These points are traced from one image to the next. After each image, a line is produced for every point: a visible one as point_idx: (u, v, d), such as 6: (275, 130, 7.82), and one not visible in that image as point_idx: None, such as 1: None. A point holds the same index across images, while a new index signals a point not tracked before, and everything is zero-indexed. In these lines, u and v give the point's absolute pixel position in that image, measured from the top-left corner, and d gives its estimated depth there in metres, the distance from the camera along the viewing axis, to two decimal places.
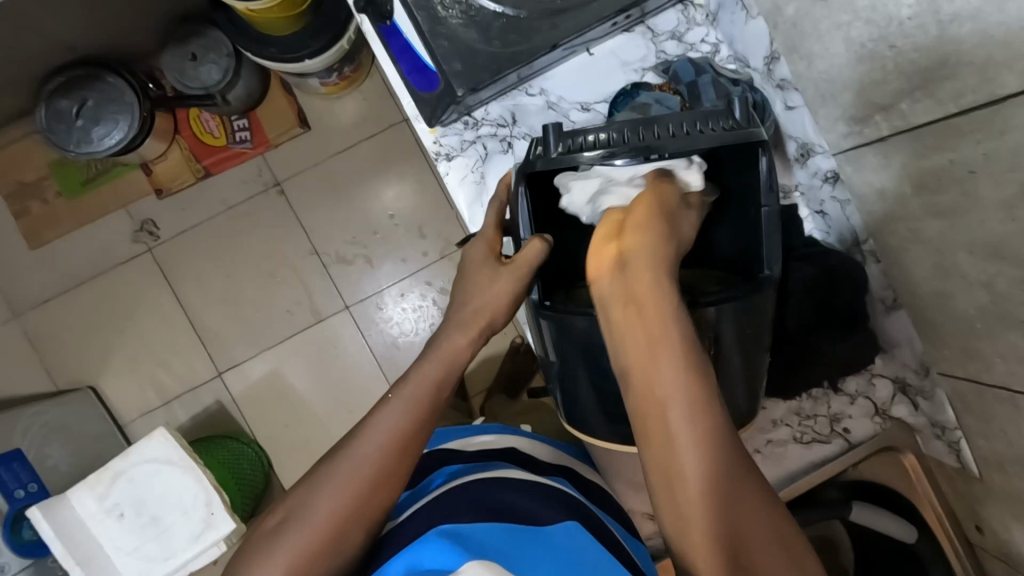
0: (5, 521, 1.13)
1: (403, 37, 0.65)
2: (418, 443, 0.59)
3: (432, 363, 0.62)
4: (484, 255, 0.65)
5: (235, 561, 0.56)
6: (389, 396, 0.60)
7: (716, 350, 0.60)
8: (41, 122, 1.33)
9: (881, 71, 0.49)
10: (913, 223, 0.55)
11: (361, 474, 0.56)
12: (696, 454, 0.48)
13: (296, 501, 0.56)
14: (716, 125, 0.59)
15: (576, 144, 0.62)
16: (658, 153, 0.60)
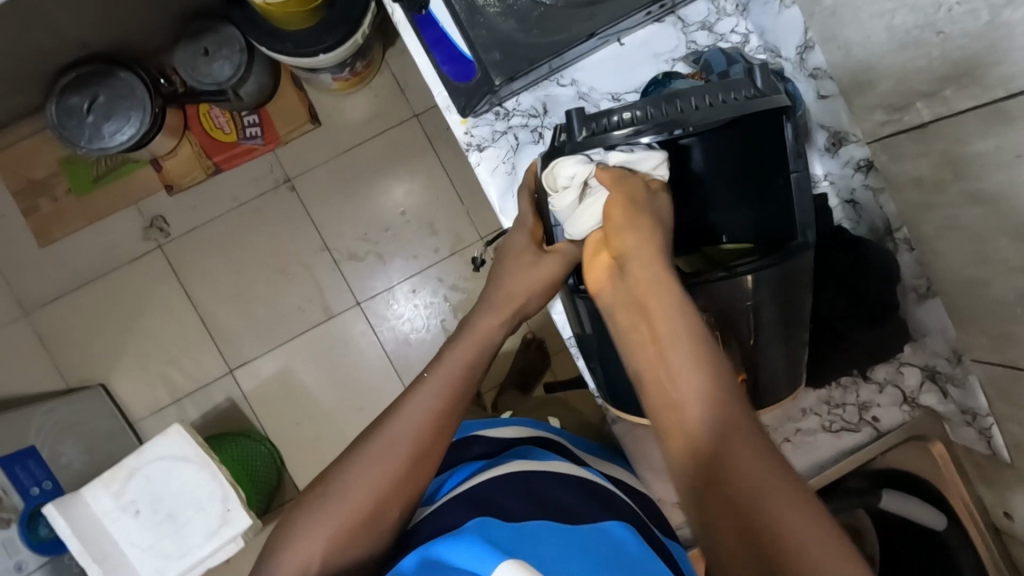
0: (19, 519, 1.13)
1: (438, 28, 0.67)
2: (452, 424, 0.60)
3: (468, 343, 0.62)
4: (524, 243, 0.64)
5: (278, 530, 0.58)
6: (425, 376, 0.60)
7: (753, 324, 0.61)
8: (51, 117, 1.31)
9: (925, 57, 0.50)
10: (952, 210, 0.55)
11: (398, 453, 0.57)
12: (710, 416, 0.45)
13: (336, 474, 0.58)
14: (743, 95, 0.58)
15: (603, 125, 0.60)
16: (683, 127, 0.57)
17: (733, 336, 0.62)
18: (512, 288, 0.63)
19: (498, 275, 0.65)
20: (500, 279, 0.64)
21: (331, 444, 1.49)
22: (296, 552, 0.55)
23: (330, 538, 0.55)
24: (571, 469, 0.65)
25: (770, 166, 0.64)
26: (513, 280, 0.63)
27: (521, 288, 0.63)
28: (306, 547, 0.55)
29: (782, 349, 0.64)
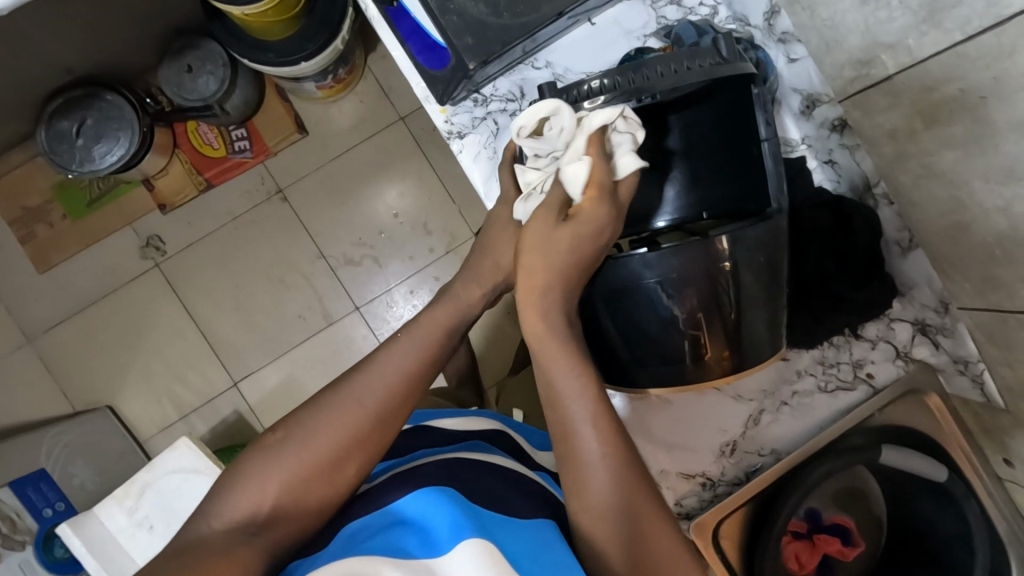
0: (35, 540, 1.15)
1: (411, 19, 0.68)
2: (421, 386, 0.58)
3: (443, 310, 0.62)
4: (506, 216, 0.65)
5: (228, 472, 0.54)
6: (400, 335, 0.59)
7: (736, 304, 0.61)
8: (42, 144, 1.33)
9: (885, 9, 0.51)
10: (926, 158, 0.56)
11: (364, 405, 0.55)
12: (614, 472, 0.51)
13: (298, 420, 0.55)
14: (709, 61, 0.59)
15: (574, 96, 0.62)
16: (649, 94, 0.58)
17: (716, 313, 0.61)
18: (497, 260, 0.63)
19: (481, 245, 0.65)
20: (484, 252, 0.64)
21: None
22: (245, 496, 0.51)
23: (284, 483, 0.52)
24: (521, 467, 0.64)
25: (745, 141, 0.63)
26: (503, 253, 0.63)
27: (507, 261, 0.63)
28: (257, 491, 0.52)
29: (763, 320, 0.63)
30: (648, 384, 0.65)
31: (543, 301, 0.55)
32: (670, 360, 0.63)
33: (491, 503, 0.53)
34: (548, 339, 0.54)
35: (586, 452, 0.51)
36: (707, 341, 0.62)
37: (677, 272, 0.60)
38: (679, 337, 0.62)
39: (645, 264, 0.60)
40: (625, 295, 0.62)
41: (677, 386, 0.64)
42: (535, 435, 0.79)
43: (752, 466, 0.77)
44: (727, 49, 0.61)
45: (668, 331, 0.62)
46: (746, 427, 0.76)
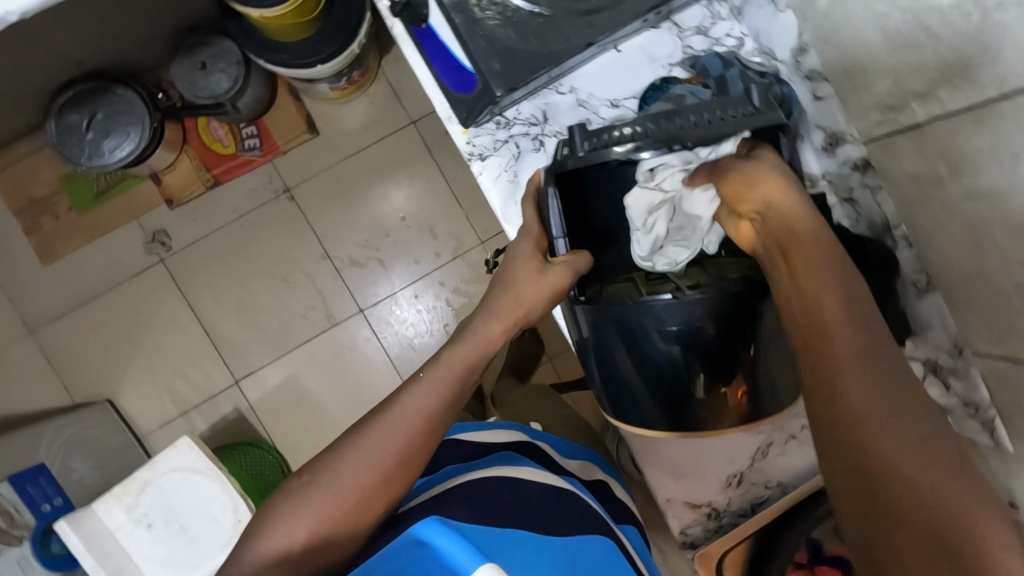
0: (32, 535, 1.14)
1: (438, 40, 0.67)
2: (445, 423, 0.58)
3: (467, 346, 0.62)
4: (529, 249, 0.65)
5: (259, 516, 0.55)
6: (421, 375, 0.59)
7: (756, 347, 0.59)
8: (52, 136, 1.32)
9: (918, 58, 0.51)
10: (949, 205, 0.56)
11: (389, 444, 0.55)
12: (868, 418, 0.41)
13: (324, 462, 0.56)
14: (743, 111, 0.60)
15: (604, 140, 0.62)
16: (681, 144, 0.60)
17: (734, 353, 0.59)
18: (518, 295, 0.63)
19: (500, 277, 0.66)
20: (505, 285, 0.65)
21: None
22: (276, 537, 0.52)
23: (312, 524, 0.52)
24: (555, 480, 0.67)
25: None
26: (522, 287, 0.63)
27: (528, 296, 0.63)
28: (286, 534, 0.52)
29: (783, 363, 0.61)
30: (663, 424, 0.63)
31: (803, 251, 0.51)
32: (688, 402, 0.61)
33: (522, 523, 0.56)
34: (818, 290, 0.48)
35: (832, 397, 0.44)
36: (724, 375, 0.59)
37: (703, 320, 0.58)
38: (696, 372, 0.59)
39: (669, 311, 0.58)
40: (642, 333, 0.60)
41: (691, 428, 0.62)
42: (560, 443, 0.82)
43: (758, 497, 0.78)
44: (761, 98, 0.61)
45: (685, 371, 0.60)
46: (754, 459, 0.77)
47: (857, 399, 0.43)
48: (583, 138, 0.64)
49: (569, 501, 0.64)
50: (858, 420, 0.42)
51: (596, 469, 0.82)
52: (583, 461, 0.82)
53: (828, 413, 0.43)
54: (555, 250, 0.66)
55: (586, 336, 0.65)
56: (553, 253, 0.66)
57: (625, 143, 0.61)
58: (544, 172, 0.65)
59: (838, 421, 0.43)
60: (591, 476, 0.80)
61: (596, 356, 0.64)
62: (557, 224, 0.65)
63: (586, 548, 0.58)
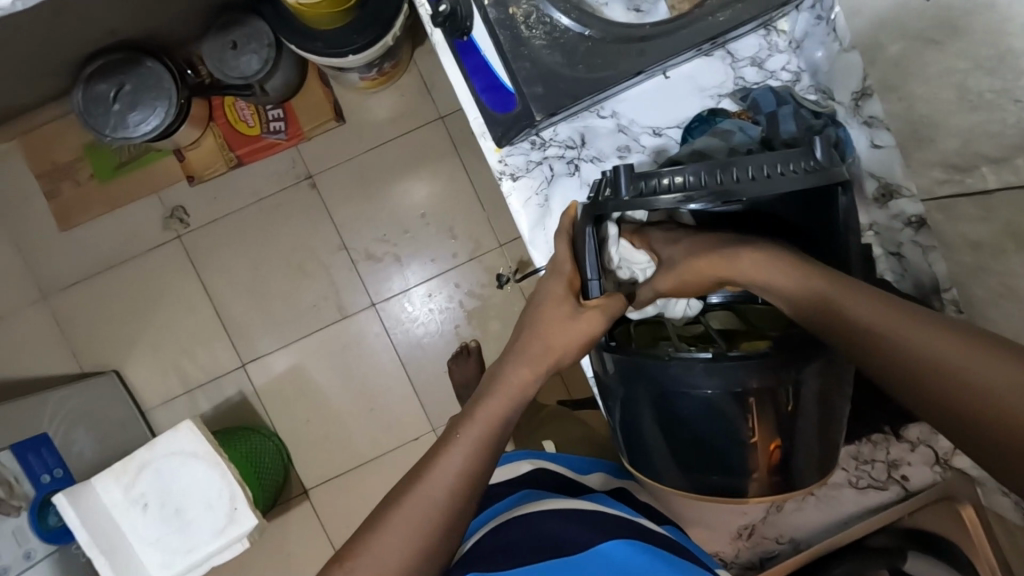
0: (30, 507, 1.12)
1: (479, 56, 0.65)
2: (483, 486, 0.55)
3: (501, 399, 0.57)
4: (561, 291, 0.62)
5: None
6: (456, 436, 0.55)
7: (795, 405, 0.56)
8: (78, 105, 1.30)
9: (997, 122, 0.47)
10: (1009, 278, 0.52)
11: (426, 517, 0.51)
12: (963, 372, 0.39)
13: (358, 546, 0.51)
14: (804, 167, 0.54)
15: (648, 187, 0.57)
16: (737, 197, 0.54)
17: (770, 408, 0.55)
18: (552, 342, 0.59)
19: (527, 322, 0.62)
20: (538, 331, 0.60)
21: (342, 444, 1.49)
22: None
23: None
24: (580, 502, 0.67)
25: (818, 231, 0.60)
26: (555, 334, 0.59)
27: (561, 343, 0.59)
28: None
29: (819, 424, 0.57)
30: (686, 482, 0.60)
31: (804, 270, 0.52)
32: (716, 464, 0.58)
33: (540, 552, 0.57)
34: (845, 295, 0.48)
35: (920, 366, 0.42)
36: (755, 429, 0.56)
37: (741, 383, 0.54)
38: (730, 430, 0.56)
39: (703, 371, 0.55)
40: (676, 392, 0.57)
41: (720, 490, 0.59)
42: (575, 460, 0.79)
43: (768, 553, 0.80)
44: (825, 149, 0.55)
45: (718, 431, 0.57)
46: (768, 513, 0.77)
47: (953, 373, 0.40)
48: (627, 180, 0.58)
49: (590, 513, 0.64)
50: (972, 391, 0.38)
51: (615, 479, 0.78)
52: (600, 475, 0.78)
53: (921, 391, 0.41)
54: (588, 291, 0.64)
55: (612, 381, 0.62)
56: (586, 294, 0.63)
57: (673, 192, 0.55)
58: (582, 211, 0.62)
59: (936, 391, 0.40)
60: (612, 487, 0.76)
61: (621, 404, 0.62)
62: (593, 263, 0.63)
63: (612, 549, 0.59)
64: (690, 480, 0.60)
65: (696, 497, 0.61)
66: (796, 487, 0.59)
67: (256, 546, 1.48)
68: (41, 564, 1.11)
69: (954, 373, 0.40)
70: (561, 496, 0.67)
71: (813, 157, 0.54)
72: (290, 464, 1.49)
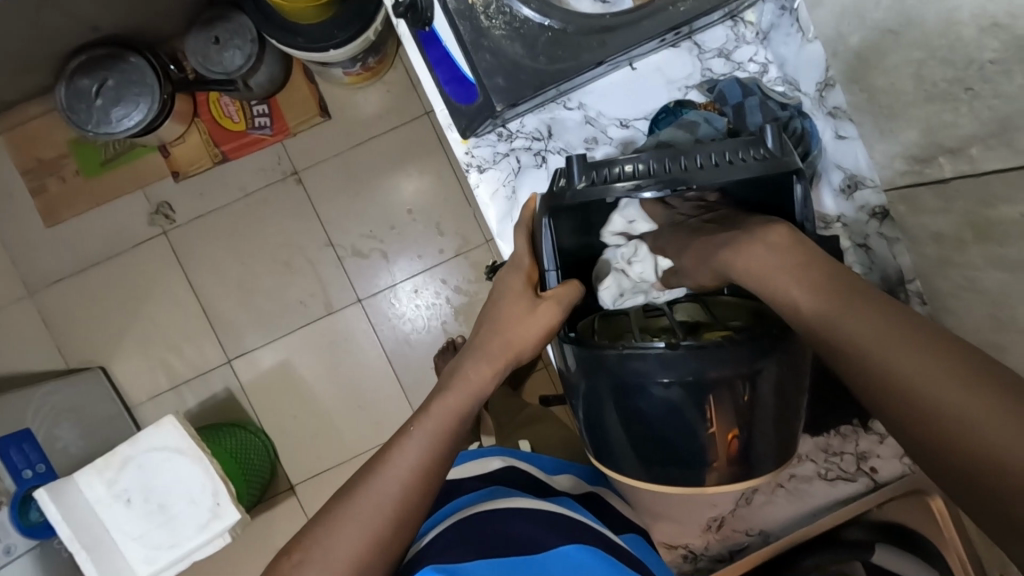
0: (12, 502, 1.10)
1: (442, 47, 0.65)
2: (440, 478, 0.55)
3: (459, 394, 0.58)
4: (519, 285, 0.62)
5: None
6: (411, 429, 0.55)
7: (752, 396, 0.56)
8: (61, 100, 1.29)
9: (953, 112, 0.46)
10: (969, 270, 0.52)
11: (381, 510, 0.52)
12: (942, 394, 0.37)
13: (313, 538, 0.51)
14: (755, 155, 0.54)
15: (604, 175, 0.57)
16: (686, 185, 0.54)
17: (727, 397, 0.55)
18: (512, 337, 0.60)
19: (486, 317, 0.62)
20: (496, 326, 0.61)
21: (328, 440, 1.49)
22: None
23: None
24: (546, 504, 0.65)
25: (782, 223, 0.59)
26: (512, 329, 0.60)
27: (519, 338, 0.60)
28: None
29: (777, 416, 0.57)
30: (645, 475, 0.60)
31: (782, 265, 0.50)
32: (674, 456, 0.58)
33: (498, 550, 0.57)
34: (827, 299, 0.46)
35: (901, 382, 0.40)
36: (713, 418, 0.56)
37: (695, 374, 0.54)
38: (688, 420, 0.56)
39: (658, 363, 0.55)
40: (633, 383, 0.57)
41: (679, 482, 0.59)
42: (545, 460, 0.79)
43: (738, 545, 0.80)
44: (776, 138, 0.56)
45: (676, 423, 0.57)
46: (737, 505, 0.77)
47: (936, 403, 0.37)
48: (581, 170, 0.59)
49: (554, 512, 0.64)
50: (956, 423, 0.36)
51: (585, 483, 0.78)
52: (570, 477, 0.78)
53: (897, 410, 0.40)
54: (547, 283, 0.64)
55: (573, 377, 0.62)
56: (544, 286, 0.64)
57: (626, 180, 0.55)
58: (539, 201, 0.61)
59: (911, 410, 0.39)
60: (581, 491, 0.76)
61: (582, 398, 0.62)
62: (550, 255, 0.63)
63: (571, 554, 0.59)
64: (649, 472, 0.60)
65: (654, 487, 0.61)
66: (754, 477, 0.59)
67: (242, 543, 1.48)
68: (22, 559, 1.11)
69: (939, 403, 0.37)
70: (526, 496, 0.67)
71: (764, 146, 0.55)
72: (276, 460, 1.49)
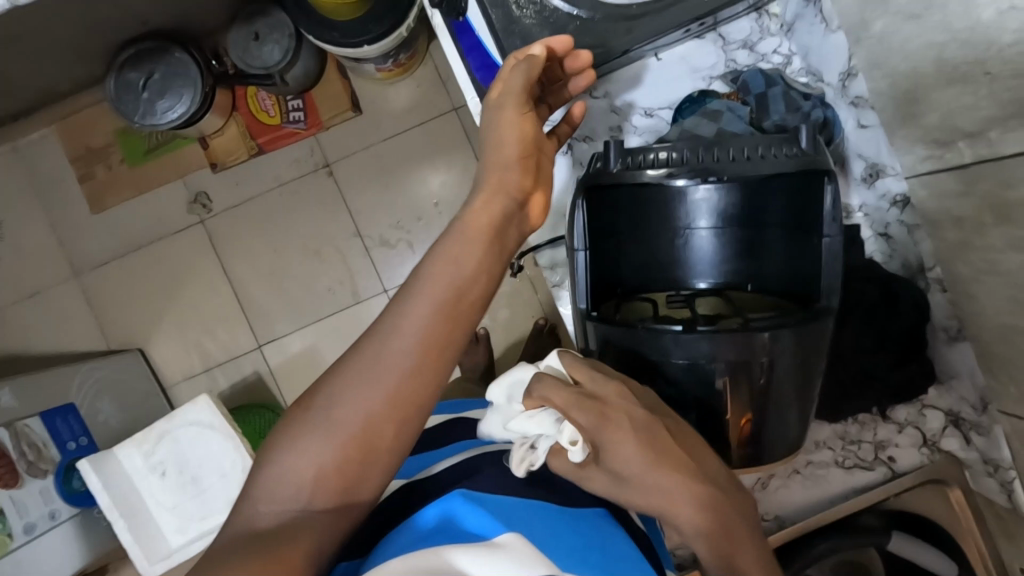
0: (55, 470, 1.16)
1: (474, 35, 0.68)
2: (455, 328, 0.54)
3: (462, 243, 0.56)
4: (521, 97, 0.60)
5: (266, 451, 0.52)
6: (414, 279, 0.55)
7: (769, 380, 0.57)
8: (110, 92, 1.34)
9: (973, 95, 0.48)
10: (989, 253, 0.53)
11: (393, 365, 0.52)
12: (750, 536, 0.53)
13: (323, 393, 0.52)
14: (787, 152, 0.58)
15: (638, 161, 0.61)
16: (717, 176, 0.59)
17: (744, 378, 0.57)
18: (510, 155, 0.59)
19: (498, 165, 0.59)
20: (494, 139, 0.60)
21: None
22: (289, 471, 0.50)
23: (329, 454, 0.50)
24: None
25: (806, 224, 0.62)
26: (507, 139, 0.59)
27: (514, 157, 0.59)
28: (299, 470, 0.50)
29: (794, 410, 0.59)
30: None
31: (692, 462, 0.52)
32: None
33: (499, 488, 0.54)
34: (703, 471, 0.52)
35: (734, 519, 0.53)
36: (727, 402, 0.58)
37: (712, 358, 0.56)
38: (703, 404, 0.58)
39: (676, 343, 0.57)
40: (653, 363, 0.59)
41: None
42: None
43: None
44: (810, 139, 0.59)
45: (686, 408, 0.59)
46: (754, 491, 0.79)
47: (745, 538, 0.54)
48: (618, 155, 0.63)
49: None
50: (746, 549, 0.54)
51: None
52: None
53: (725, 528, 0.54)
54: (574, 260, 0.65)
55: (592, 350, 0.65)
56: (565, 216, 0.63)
57: (660, 168, 0.61)
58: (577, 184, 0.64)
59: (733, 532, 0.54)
60: None
61: None
62: (581, 235, 0.64)
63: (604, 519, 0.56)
64: None
65: None
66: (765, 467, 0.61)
67: None
68: (64, 525, 1.17)
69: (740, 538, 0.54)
70: None
71: (798, 145, 0.59)
72: None
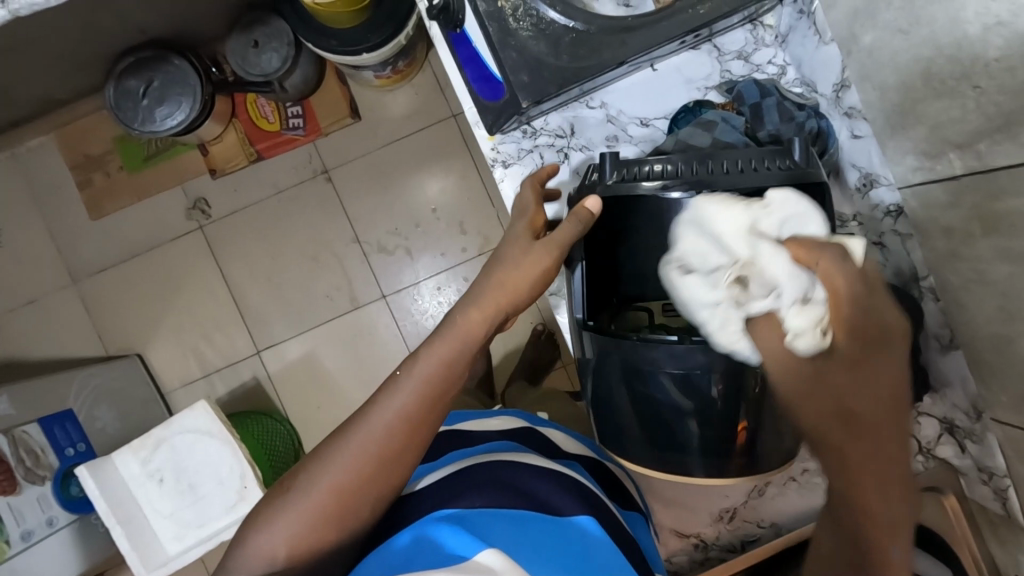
0: (53, 476, 1.16)
1: (470, 47, 0.69)
2: (428, 420, 0.60)
3: (443, 344, 0.61)
4: (525, 232, 0.65)
5: (254, 511, 0.60)
6: (398, 374, 0.60)
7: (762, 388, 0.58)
8: (109, 99, 1.35)
9: (961, 108, 0.48)
10: (979, 263, 0.53)
11: (367, 451, 0.58)
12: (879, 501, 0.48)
13: (307, 468, 0.59)
14: (780, 165, 0.58)
15: (633, 173, 0.62)
16: (710, 188, 0.57)
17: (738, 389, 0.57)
18: (508, 277, 0.63)
19: (502, 283, 0.63)
20: (499, 264, 0.64)
21: None
22: (262, 545, 0.57)
23: (297, 533, 0.57)
24: (553, 464, 0.67)
25: None
26: (514, 269, 0.63)
27: (513, 281, 0.63)
28: (273, 539, 0.57)
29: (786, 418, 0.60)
30: (650, 459, 0.64)
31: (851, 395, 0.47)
32: (675, 444, 0.62)
33: (481, 500, 0.57)
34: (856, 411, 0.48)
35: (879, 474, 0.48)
36: (716, 409, 0.59)
37: (706, 367, 0.57)
38: (693, 414, 0.59)
39: (669, 355, 0.57)
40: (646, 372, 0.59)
41: (678, 469, 0.63)
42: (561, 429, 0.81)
43: (750, 536, 0.82)
44: (801, 152, 0.59)
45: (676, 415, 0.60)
46: (749, 497, 0.80)
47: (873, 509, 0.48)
48: (614, 166, 0.63)
49: (546, 474, 0.63)
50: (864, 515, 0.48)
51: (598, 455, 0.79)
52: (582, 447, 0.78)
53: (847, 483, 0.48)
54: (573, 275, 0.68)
55: (588, 358, 0.66)
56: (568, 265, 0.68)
57: (654, 180, 0.60)
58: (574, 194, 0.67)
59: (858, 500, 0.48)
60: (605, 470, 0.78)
61: (593, 374, 0.65)
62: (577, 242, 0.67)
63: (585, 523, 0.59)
64: (644, 456, 0.65)
65: (659, 472, 0.65)
66: (756, 470, 0.62)
67: None
68: (62, 531, 1.17)
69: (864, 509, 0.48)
70: (532, 452, 0.69)
71: (790, 157, 0.59)
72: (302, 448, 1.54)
